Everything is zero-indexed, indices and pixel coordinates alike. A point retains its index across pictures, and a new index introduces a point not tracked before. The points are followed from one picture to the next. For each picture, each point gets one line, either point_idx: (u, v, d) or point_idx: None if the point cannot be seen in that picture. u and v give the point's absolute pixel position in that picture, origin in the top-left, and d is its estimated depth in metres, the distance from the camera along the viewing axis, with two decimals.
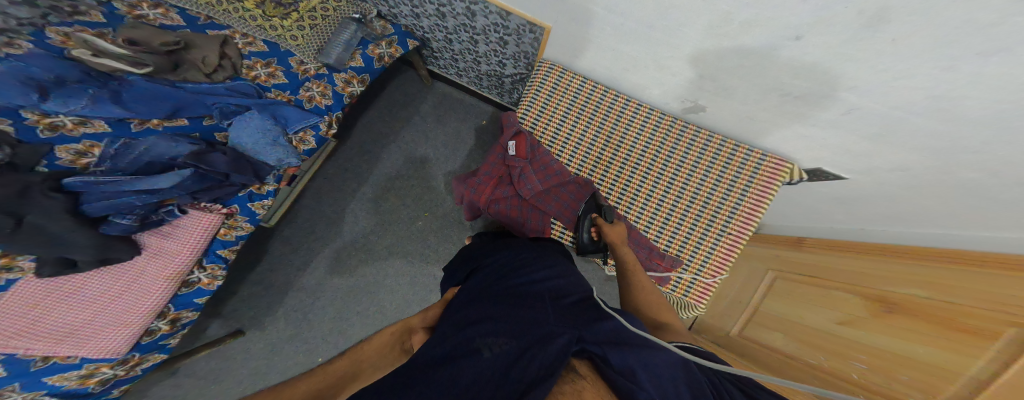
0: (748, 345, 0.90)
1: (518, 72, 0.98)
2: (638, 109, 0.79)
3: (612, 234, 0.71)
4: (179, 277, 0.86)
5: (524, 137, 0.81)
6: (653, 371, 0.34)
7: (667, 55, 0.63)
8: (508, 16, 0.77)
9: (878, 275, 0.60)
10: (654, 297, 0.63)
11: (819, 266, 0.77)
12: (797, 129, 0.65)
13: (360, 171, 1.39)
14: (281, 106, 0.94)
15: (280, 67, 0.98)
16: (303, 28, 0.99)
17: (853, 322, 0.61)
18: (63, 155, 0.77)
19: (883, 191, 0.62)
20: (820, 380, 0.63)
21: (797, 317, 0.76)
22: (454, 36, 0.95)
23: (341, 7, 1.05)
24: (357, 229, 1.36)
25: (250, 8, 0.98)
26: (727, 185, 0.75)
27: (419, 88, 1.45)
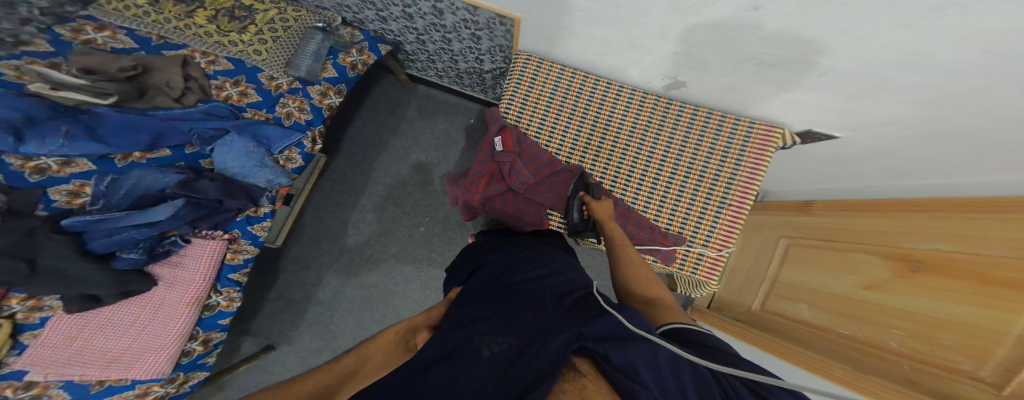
0: (775, 320, 0.90)
1: (496, 66, 0.95)
2: (620, 90, 0.77)
3: (600, 210, 0.70)
4: (200, 302, 0.87)
5: (510, 130, 0.78)
6: (655, 366, 0.33)
7: (640, 35, 0.59)
8: (477, 10, 0.71)
9: (898, 233, 0.63)
10: (645, 272, 0.63)
11: (836, 230, 0.80)
12: (778, 93, 0.62)
13: (357, 183, 1.36)
14: (260, 125, 0.91)
15: (251, 85, 0.94)
16: (267, 41, 0.95)
17: (877, 287, 0.62)
18: (57, 197, 0.76)
19: (883, 146, 0.61)
20: (845, 346, 0.66)
21: (820, 285, 0.77)
22: (426, 36, 0.90)
23: (302, 17, 1.01)
24: (361, 240, 1.34)
25: (206, 25, 0.94)
26: (720, 155, 0.74)
27: (401, 93, 1.41)
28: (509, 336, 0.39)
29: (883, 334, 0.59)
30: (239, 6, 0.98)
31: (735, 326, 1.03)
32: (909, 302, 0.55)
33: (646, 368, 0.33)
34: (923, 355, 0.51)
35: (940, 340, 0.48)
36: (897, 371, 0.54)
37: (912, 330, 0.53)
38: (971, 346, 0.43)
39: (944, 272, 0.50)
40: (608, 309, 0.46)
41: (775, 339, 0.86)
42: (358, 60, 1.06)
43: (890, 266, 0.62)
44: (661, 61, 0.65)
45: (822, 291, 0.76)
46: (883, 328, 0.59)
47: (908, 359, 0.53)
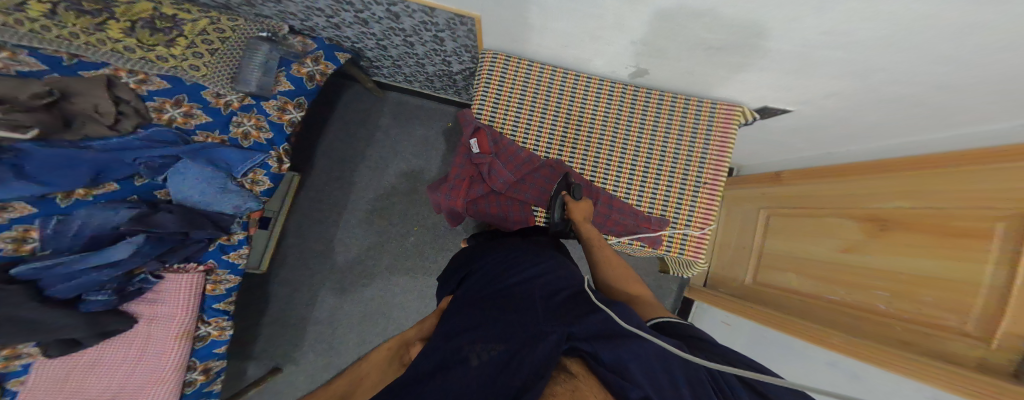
0: (765, 291, 0.94)
1: (465, 66, 0.86)
2: (589, 82, 0.74)
3: (577, 212, 0.68)
4: (190, 334, 0.89)
5: (486, 130, 0.73)
6: (645, 363, 0.32)
7: (600, 27, 0.53)
8: (433, 11, 0.59)
9: (870, 192, 0.69)
10: (622, 270, 0.64)
11: (806, 196, 0.86)
12: (732, 75, 0.61)
13: (338, 198, 1.29)
14: (216, 149, 0.85)
15: (195, 104, 0.84)
16: (205, 55, 0.79)
17: (854, 248, 0.69)
18: (1, 245, 0.70)
19: (842, 114, 0.62)
20: (835, 309, 0.70)
21: (802, 252, 0.83)
22: (381, 40, 0.78)
23: (240, 25, 0.84)
24: (350, 256, 1.28)
25: (124, 40, 0.75)
26: (689, 138, 0.75)
27: (371, 100, 1.32)
28: (498, 341, 0.38)
29: (869, 296, 0.63)
30: (158, 14, 0.78)
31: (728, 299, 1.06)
32: (887, 261, 0.60)
33: (636, 363, 0.32)
34: (911, 314, 0.54)
35: (921, 296, 0.53)
36: (886, 333, 0.58)
37: (894, 289, 0.58)
38: (950, 300, 0.48)
39: (925, 228, 0.55)
40: (602, 306, 0.46)
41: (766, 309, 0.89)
42: (316, 71, 0.93)
43: (862, 229, 0.68)
44: (623, 51, 0.60)
45: (807, 257, 0.81)
46: (869, 289, 0.63)
47: (899, 319, 0.57)
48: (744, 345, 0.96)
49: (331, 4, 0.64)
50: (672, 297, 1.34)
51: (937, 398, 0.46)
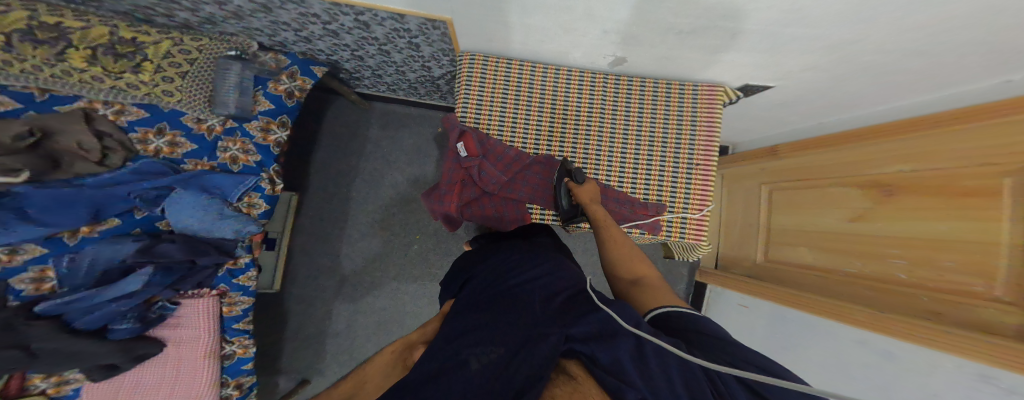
0: (778, 269, 0.92)
1: (446, 70, 0.84)
2: (569, 74, 0.72)
3: (583, 194, 0.67)
4: (216, 353, 0.91)
5: (472, 133, 0.71)
6: (641, 364, 0.31)
7: (569, 19, 0.50)
8: (403, 18, 0.57)
9: (875, 158, 0.66)
10: (628, 251, 0.60)
11: (809, 169, 0.84)
12: (710, 58, 0.59)
13: (338, 213, 1.27)
14: (206, 175, 0.82)
15: (178, 131, 0.81)
16: (177, 79, 0.74)
17: (864, 217, 0.67)
18: (23, 286, 0.74)
19: (837, 84, 0.60)
20: (855, 281, 0.68)
21: (810, 225, 0.82)
22: (357, 51, 0.77)
23: (206, 46, 0.77)
24: (357, 269, 1.27)
25: (89, 69, 0.69)
26: (676, 120, 0.73)
27: (357, 113, 1.29)
28: (498, 344, 0.37)
29: (888, 266, 0.61)
30: (118, 39, 0.70)
31: (742, 279, 1.04)
32: (901, 227, 0.59)
33: (632, 363, 0.31)
34: (937, 282, 0.52)
35: (941, 261, 0.51)
36: (915, 304, 0.55)
37: (915, 257, 0.56)
38: (975, 264, 0.46)
39: (946, 192, 0.51)
40: (601, 306, 0.44)
41: (782, 288, 0.87)
42: (294, 87, 0.88)
43: (865, 194, 0.68)
44: (598, 41, 0.57)
45: (817, 229, 0.80)
46: (887, 258, 0.61)
47: (925, 289, 0.54)
48: (764, 327, 0.94)
49: (295, 18, 0.62)
50: (684, 282, 1.32)
51: (963, 367, 0.44)
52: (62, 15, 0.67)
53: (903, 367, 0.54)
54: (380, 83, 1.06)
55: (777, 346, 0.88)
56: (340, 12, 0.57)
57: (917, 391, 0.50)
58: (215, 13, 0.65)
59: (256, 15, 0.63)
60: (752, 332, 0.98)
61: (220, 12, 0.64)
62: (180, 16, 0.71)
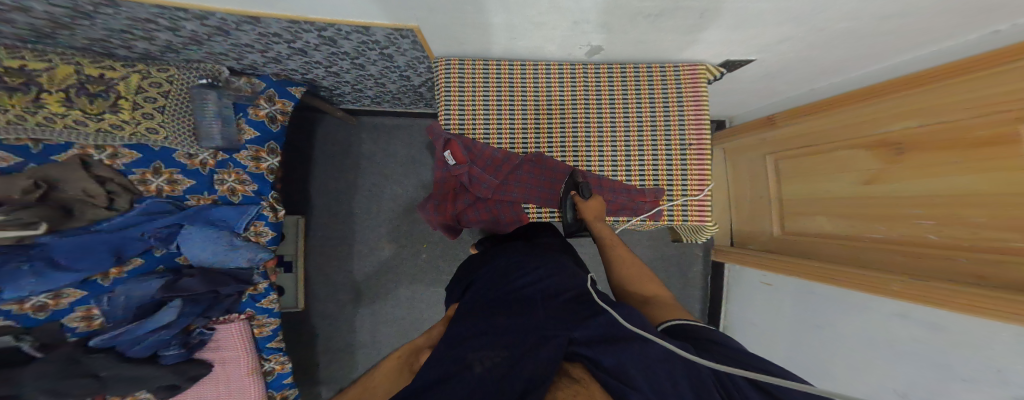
0: (796, 240, 0.88)
1: (425, 78, 0.82)
2: (548, 67, 0.69)
3: (586, 211, 0.67)
4: (258, 369, 0.94)
5: (458, 140, 0.68)
6: (646, 365, 0.30)
7: (534, 13, 0.47)
8: (368, 29, 0.56)
9: (884, 116, 0.62)
10: (636, 270, 0.58)
11: (814, 134, 0.79)
12: (687, 38, 0.56)
13: (345, 231, 1.28)
14: (210, 209, 0.81)
15: (174, 169, 0.79)
16: (157, 114, 0.69)
17: (879, 178, 0.63)
18: (75, 324, 0.76)
19: (829, 46, 0.56)
20: (879, 246, 0.64)
21: (824, 192, 0.78)
22: (330, 66, 0.75)
23: (176, 75, 0.71)
24: (372, 283, 1.28)
25: (67, 113, 0.63)
26: (662, 102, 0.70)
27: (347, 131, 1.28)
28: (502, 347, 0.36)
29: (915, 228, 0.56)
30: (86, 78, 0.64)
31: (759, 253, 1.01)
32: (922, 185, 0.55)
33: (637, 366, 0.29)
34: (970, 241, 0.47)
35: (970, 218, 0.47)
36: (957, 267, 0.50)
37: (940, 216, 0.52)
38: (1006, 217, 0.41)
39: (960, 146, 0.48)
40: (605, 308, 0.43)
41: (803, 260, 0.83)
42: (276, 111, 0.86)
43: (875, 156, 0.64)
44: (569, 33, 0.54)
45: (832, 196, 0.75)
46: (911, 220, 0.57)
47: (964, 250, 0.48)
48: (792, 299, 0.90)
49: (257, 38, 0.59)
50: (700, 262, 1.29)
51: (999, 331, 0.41)
52: (23, 57, 0.60)
53: (952, 339, 0.49)
54: (364, 98, 1.05)
55: (808, 321, 0.84)
56: (302, 30, 0.55)
57: (959, 355, 0.47)
58: (173, 39, 0.60)
59: (216, 39, 0.60)
60: (781, 309, 0.95)
61: (179, 38, 0.59)
62: (140, 46, 0.64)
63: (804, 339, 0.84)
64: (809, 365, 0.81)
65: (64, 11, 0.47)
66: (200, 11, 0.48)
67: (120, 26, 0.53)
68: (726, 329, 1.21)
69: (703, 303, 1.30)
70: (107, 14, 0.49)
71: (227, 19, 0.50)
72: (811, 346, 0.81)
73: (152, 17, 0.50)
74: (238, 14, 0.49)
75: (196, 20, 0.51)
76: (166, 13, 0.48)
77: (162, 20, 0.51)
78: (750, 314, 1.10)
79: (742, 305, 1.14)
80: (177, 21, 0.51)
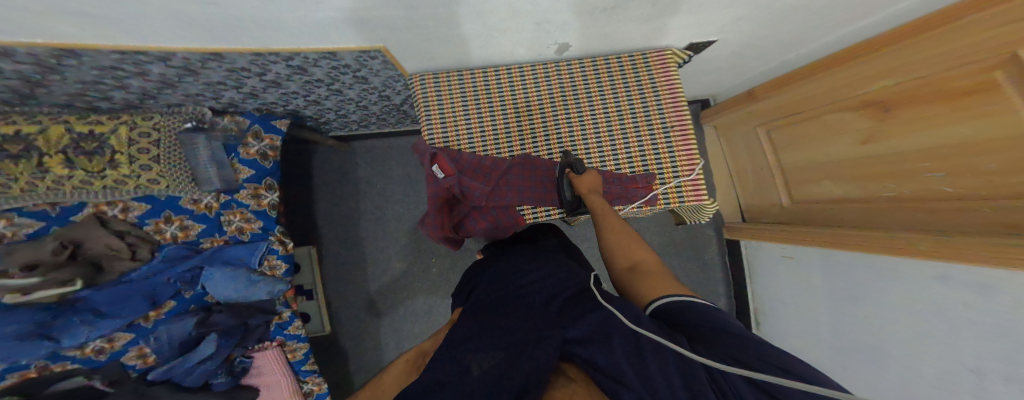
0: (807, 209, 0.85)
1: (405, 95, 0.83)
2: (518, 70, 0.69)
3: (583, 185, 0.64)
4: (298, 392, 0.96)
5: (444, 153, 0.66)
6: (641, 362, 0.29)
7: (486, 14, 0.47)
8: (336, 54, 0.56)
9: (874, 73, 0.60)
10: (623, 237, 0.56)
11: (808, 98, 0.76)
12: (648, 22, 0.55)
13: (357, 255, 1.29)
14: (223, 250, 0.82)
15: (183, 215, 0.78)
16: (155, 164, 0.72)
17: (886, 133, 0.59)
18: (134, 361, 0.79)
19: (797, 13, 0.55)
20: (901, 204, 0.60)
21: (827, 156, 0.74)
22: (308, 96, 0.77)
23: (161, 121, 0.73)
24: (388, 302, 1.29)
25: (71, 175, 0.66)
26: (638, 89, 0.69)
27: (343, 157, 1.30)
28: (500, 347, 0.35)
29: (928, 182, 0.53)
30: (78, 136, 0.67)
31: (772, 228, 0.96)
32: (923, 137, 0.53)
33: (629, 361, 0.29)
34: (994, 190, 0.44)
35: (985, 165, 0.44)
36: (985, 220, 0.46)
37: (951, 167, 0.49)
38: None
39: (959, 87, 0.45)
40: (603, 302, 0.41)
41: (818, 230, 0.79)
42: (265, 147, 0.87)
43: (865, 115, 0.63)
44: (529, 33, 0.54)
45: (832, 159, 0.73)
46: (923, 174, 0.54)
47: (988, 199, 0.45)
48: (816, 272, 0.85)
49: (227, 75, 0.60)
50: (714, 242, 1.23)
51: None
52: (15, 121, 0.62)
53: (994, 292, 0.44)
54: (351, 123, 1.06)
55: (841, 293, 0.78)
56: (269, 61, 0.57)
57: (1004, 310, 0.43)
58: (145, 85, 0.61)
59: (188, 80, 0.61)
60: (808, 282, 0.89)
61: (149, 83, 0.60)
62: (118, 97, 0.66)
63: (838, 312, 0.78)
64: (851, 339, 0.74)
65: (31, 68, 0.49)
66: (160, 52, 0.49)
67: (90, 78, 0.55)
68: (755, 310, 1.14)
69: (728, 284, 1.23)
70: (71, 66, 0.50)
71: (189, 57, 0.51)
72: (851, 320, 0.75)
73: (117, 64, 0.51)
74: (199, 51, 0.50)
75: (160, 62, 0.52)
76: (127, 58, 0.49)
77: (128, 65, 0.52)
78: (778, 292, 1.03)
79: (766, 282, 1.08)
80: (141, 65, 0.52)
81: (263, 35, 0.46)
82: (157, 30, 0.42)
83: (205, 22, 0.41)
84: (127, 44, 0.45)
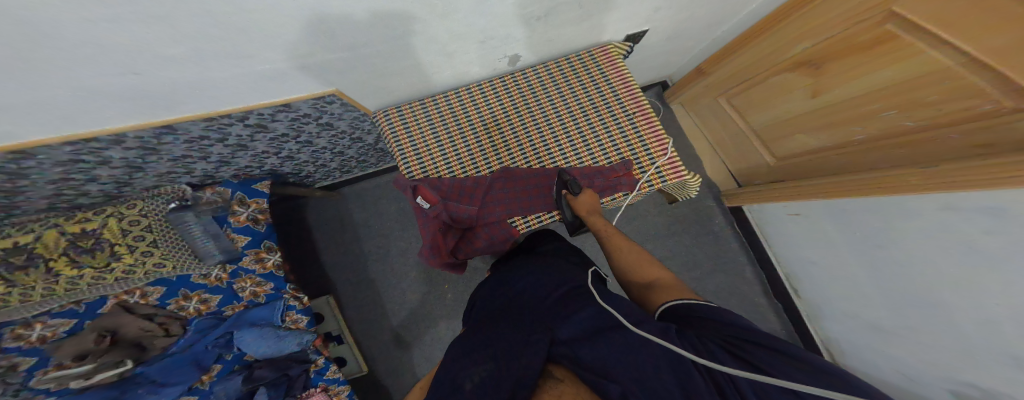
0: (809, 162, 0.81)
1: (374, 133, 0.85)
2: (472, 90, 0.71)
3: (580, 206, 0.63)
4: None
5: (425, 183, 0.65)
6: (624, 355, 0.28)
7: (406, 37, 0.48)
8: (290, 105, 0.59)
9: (823, 23, 0.61)
10: (635, 255, 0.54)
11: (767, 54, 0.77)
12: (568, 15, 0.56)
13: (368, 300, 1.20)
14: (245, 314, 0.79)
15: (200, 290, 0.78)
16: (155, 249, 0.74)
17: (852, 73, 0.61)
18: None
19: None
20: (906, 135, 0.57)
21: (804, 108, 0.75)
22: (279, 153, 0.79)
23: (147, 207, 0.75)
24: (407, 342, 1.18)
25: (81, 273, 0.70)
26: (592, 83, 0.70)
27: (335, 207, 1.26)
28: (488, 357, 0.33)
29: (889, 121, 0.60)
30: (72, 236, 0.70)
31: (774, 187, 0.92)
32: (857, 85, 0.62)
33: (614, 357, 0.29)
34: (948, 117, 0.50)
35: (925, 98, 0.52)
36: (952, 144, 0.51)
37: (899, 104, 0.56)
38: (956, 89, 0.46)
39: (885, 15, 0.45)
40: (595, 296, 0.41)
41: (826, 181, 0.75)
42: (253, 212, 0.85)
43: (801, 75, 0.72)
44: (458, 48, 0.56)
45: (792, 115, 0.80)
46: (878, 114, 0.61)
47: (950, 126, 0.50)
48: (836, 225, 0.79)
49: (188, 146, 0.62)
50: (719, 213, 1.16)
51: None
52: (12, 234, 0.67)
53: None
54: (334, 169, 1.07)
55: (871, 242, 0.71)
56: (225, 125, 0.59)
57: None
58: (116, 172, 0.63)
59: (152, 159, 0.63)
60: (827, 236, 0.83)
61: (119, 169, 0.63)
62: (96, 190, 0.69)
63: (880, 262, 0.71)
64: (918, 294, 0.65)
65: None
66: (111, 135, 0.50)
67: (57, 176, 0.57)
68: (787, 277, 1.05)
69: (747, 252, 1.13)
70: (35, 167, 0.53)
71: (141, 135, 0.53)
72: (899, 269, 0.67)
73: (75, 156, 0.53)
74: (149, 127, 0.51)
75: (115, 145, 0.54)
76: (80, 148, 0.51)
77: (86, 156, 0.54)
78: (799, 251, 0.96)
79: (784, 244, 1.00)
80: (100, 152, 0.54)
81: (202, 98, 0.47)
82: (95, 112, 0.43)
83: (145, 94, 0.42)
84: (74, 132, 0.47)
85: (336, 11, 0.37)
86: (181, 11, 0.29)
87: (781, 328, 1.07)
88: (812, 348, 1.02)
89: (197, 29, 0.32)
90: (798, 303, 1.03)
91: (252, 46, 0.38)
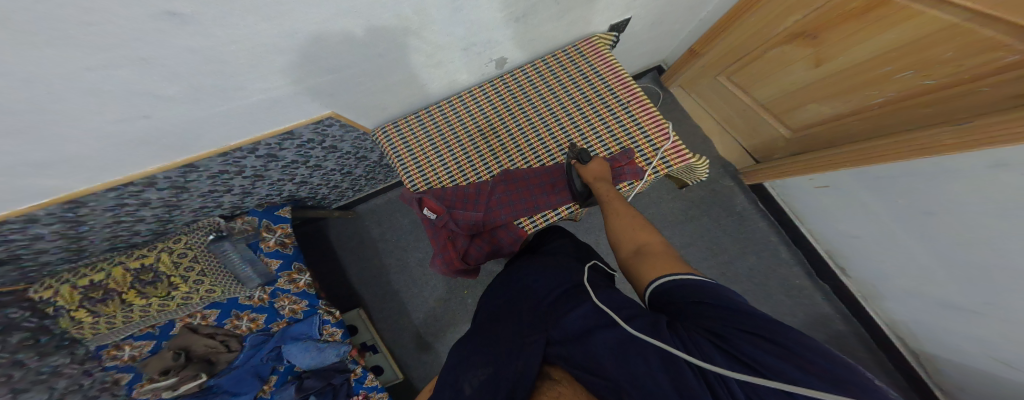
0: (832, 130, 0.75)
1: (376, 150, 0.88)
2: (461, 98, 0.72)
3: (588, 172, 0.57)
4: None
5: (428, 194, 0.63)
6: (621, 356, 0.26)
7: (384, 58, 0.51)
8: (292, 132, 0.63)
9: None
10: (632, 221, 0.47)
11: (761, 27, 0.74)
12: (539, 14, 0.56)
13: (392, 309, 1.24)
14: (288, 329, 0.84)
15: (247, 310, 0.85)
16: (204, 277, 0.81)
17: (855, 36, 0.58)
18: None
19: None
20: (941, 92, 0.52)
21: (813, 76, 0.71)
22: (292, 179, 0.85)
23: (192, 240, 0.83)
24: (433, 347, 1.19)
25: (149, 302, 0.77)
26: (581, 76, 0.70)
27: (353, 224, 1.32)
28: (487, 359, 0.32)
29: (905, 82, 0.56)
30: (135, 271, 0.78)
31: (794, 162, 0.86)
32: (861, 50, 0.59)
33: (608, 352, 0.27)
34: (969, 72, 0.47)
35: (940, 56, 0.49)
36: (988, 99, 0.47)
37: (912, 65, 0.53)
38: (972, 45, 0.44)
39: None
40: (592, 292, 0.38)
41: (856, 149, 0.69)
42: (281, 237, 0.91)
43: (798, 45, 0.70)
44: (436, 61, 0.57)
45: (799, 86, 0.76)
46: (892, 77, 0.57)
47: (976, 82, 0.47)
48: (881, 196, 0.69)
49: (211, 182, 0.69)
50: (740, 193, 1.07)
51: None
52: (86, 273, 0.75)
53: None
54: (349, 189, 1.13)
55: (928, 210, 0.62)
56: (238, 158, 0.64)
57: None
58: (156, 212, 0.71)
59: (185, 197, 0.70)
60: (866, 208, 0.74)
61: (158, 209, 0.70)
62: (144, 229, 0.78)
63: (948, 233, 0.60)
64: (993, 265, 0.56)
65: (61, 226, 0.60)
66: (144, 178, 0.57)
67: (109, 219, 0.66)
68: (831, 256, 0.94)
69: (781, 235, 1.03)
70: (90, 213, 0.61)
71: (169, 175, 0.60)
72: (967, 237, 0.58)
73: (119, 200, 0.61)
74: (175, 166, 0.58)
75: (150, 187, 0.61)
76: (121, 192, 0.59)
77: (128, 199, 0.62)
78: (838, 229, 0.86)
79: (820, 223, 0.91)
80: (137, 195, 0.62)
81: (212, 134, 0.52)
82: (126, 155, 0.48)
83: (161, 134, 0.47)
84: (109, 179, 0.54)
85: (313, 37, 0.39)
86: (170, 53, 0.32)
87: (835, 313, 0.96)
88: (876, 332, 0.90)
89: (185, 68, 0.35)
90: (848, 282, 0.93)
91: (246, 79, 0.42)
